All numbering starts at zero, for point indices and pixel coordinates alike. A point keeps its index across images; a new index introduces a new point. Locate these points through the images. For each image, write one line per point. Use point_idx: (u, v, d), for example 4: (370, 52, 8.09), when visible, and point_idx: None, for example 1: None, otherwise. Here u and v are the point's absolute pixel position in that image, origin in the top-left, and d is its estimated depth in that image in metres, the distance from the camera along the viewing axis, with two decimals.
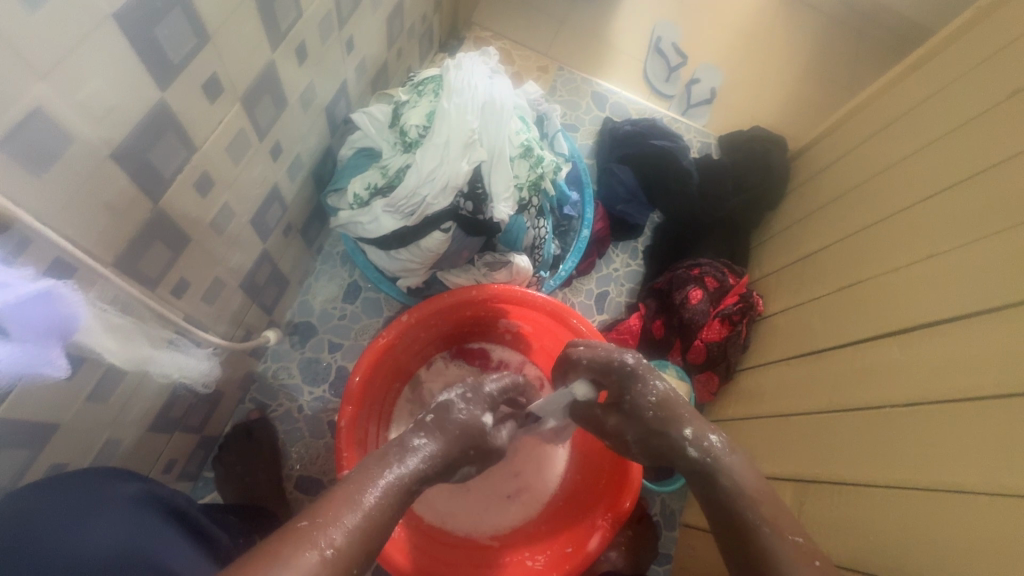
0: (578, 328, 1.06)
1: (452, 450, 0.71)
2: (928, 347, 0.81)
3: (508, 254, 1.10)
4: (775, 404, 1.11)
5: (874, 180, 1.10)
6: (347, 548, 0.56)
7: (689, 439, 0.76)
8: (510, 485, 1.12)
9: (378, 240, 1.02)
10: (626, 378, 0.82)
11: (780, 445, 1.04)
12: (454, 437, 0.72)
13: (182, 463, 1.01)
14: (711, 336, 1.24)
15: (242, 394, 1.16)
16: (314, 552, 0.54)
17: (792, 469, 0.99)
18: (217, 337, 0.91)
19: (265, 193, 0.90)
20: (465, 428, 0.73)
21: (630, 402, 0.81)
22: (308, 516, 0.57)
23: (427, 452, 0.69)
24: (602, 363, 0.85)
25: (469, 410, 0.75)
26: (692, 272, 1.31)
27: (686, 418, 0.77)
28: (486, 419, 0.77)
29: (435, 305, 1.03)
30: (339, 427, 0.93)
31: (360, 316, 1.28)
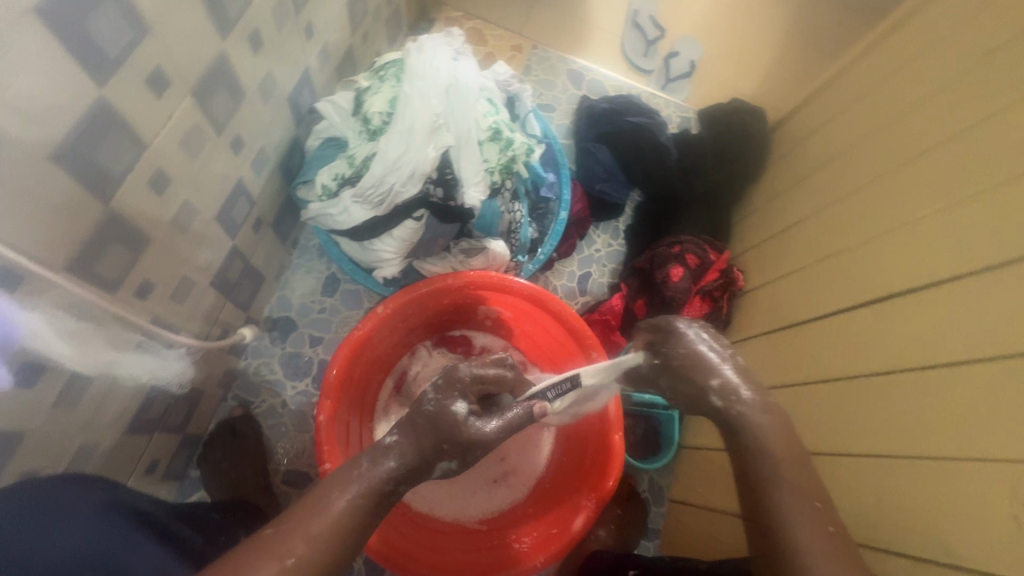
0: (557, 312, 1.07)
1: (421, 445, 0.67)
2: (900, 317, 0.81)
3: (484, 240, 1.09)
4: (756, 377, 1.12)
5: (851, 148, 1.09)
6: (312, 555, 0.57)
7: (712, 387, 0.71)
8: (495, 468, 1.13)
9: (350, 232, 1.01)
10: (667, 333, 0.76)
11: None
12: (421, 430, 0.68)
13: (166, 463, 1.01)
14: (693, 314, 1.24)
15: (224, 392, 1.15)
16: (274, 562, 0.56)
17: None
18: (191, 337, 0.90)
19: (229, 190, 0.89)
20: (433, 419, 0.69)
21: (665, 355, 0.75)
22: (275, 524, 0.59)
23: (393, 448, 0.66)
24: (649, 321, 0.80)
25: (440, 402, 0.71)
26: (674, 250, 1.31)
27: (717, 369, 0.71)
28: (458, 406, 0.70)
29: (411, 293, 1.02)
30: (319, 422, 0.92)
31: (340, 308, 1.27)
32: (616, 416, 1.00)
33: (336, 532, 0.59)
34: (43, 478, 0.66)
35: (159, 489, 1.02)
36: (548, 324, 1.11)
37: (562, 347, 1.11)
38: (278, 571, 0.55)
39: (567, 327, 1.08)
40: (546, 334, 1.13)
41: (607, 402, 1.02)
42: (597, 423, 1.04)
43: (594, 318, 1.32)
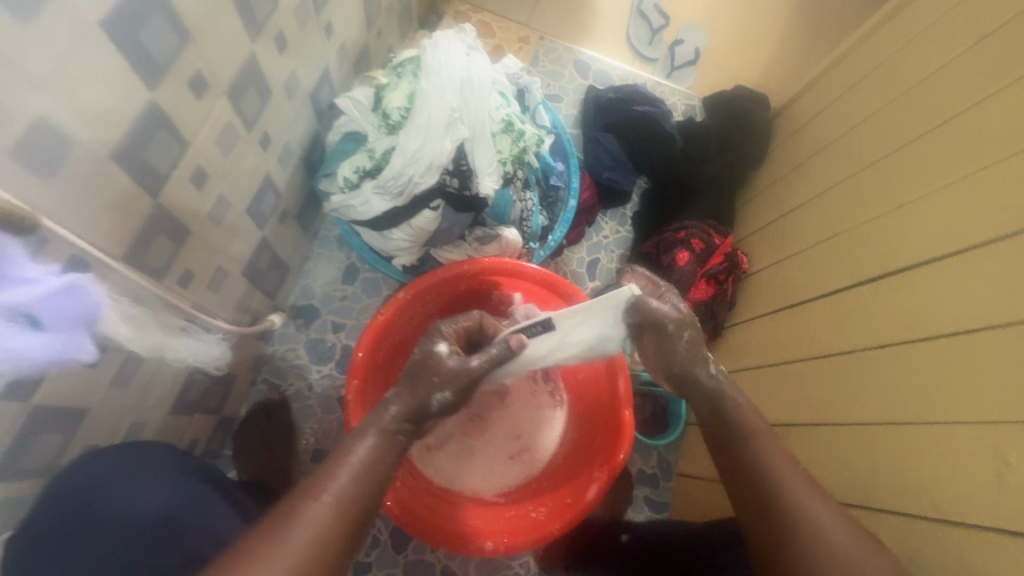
0: (568, 296, 1.11)
1: (419, 392, 0.75)
2: (896, 295, 0.86)
3: (496, 228, 1.14)
4: (759, 356, 1.17)
5: (854, 131, 1.12)
6: (347, 493, 0.64)
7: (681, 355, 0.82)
8: (510, 445, 1.19)
9: (371, 222, 1.06)
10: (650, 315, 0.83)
11: (764, 394, 1.11)
12: (416, 377, 0.76)
13: (203, 442, 1.07)
14: (698, 296, 1.29)
15: (254, 376, 1.21)
16: (313, 504, 0.61)
17: (774, 416, 1.06)
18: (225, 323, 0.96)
19: (258, 184, 0.94)
20: (420, 363, 0.77)
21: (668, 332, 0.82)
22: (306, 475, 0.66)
23: (396, 399, 0.74)
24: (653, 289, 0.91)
25: (426, 351, 0.79)
26: (680, 235, 1.36)
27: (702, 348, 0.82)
28: (440, 348, 0.79)
29: (430, 280, 1.07)
30: (347, 401, 0.98)
31: (360, 296, 1.32)
32: (625, 394, 1.05)
33: (362, 473, 0.66)
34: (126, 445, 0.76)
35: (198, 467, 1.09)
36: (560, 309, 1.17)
37: None
38: (314, 510, 0.60)
39: None
40: None
41: (617, 381, 1.07)
42: (608, 402, 1.10)
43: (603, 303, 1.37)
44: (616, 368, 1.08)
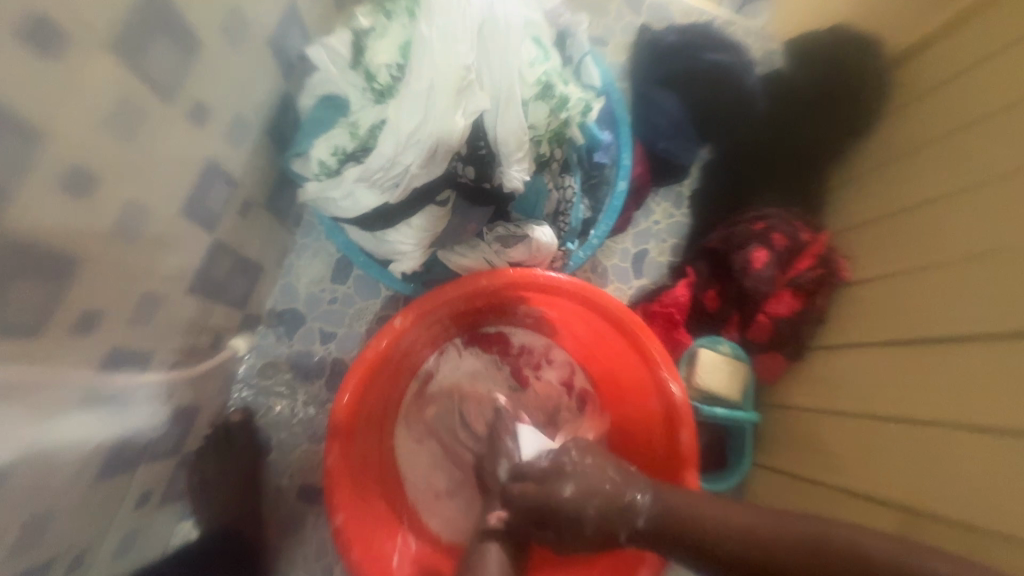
0: (610, 311, 0.86)
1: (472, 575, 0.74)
2: (1015, 370, 0.65)
3: (526, 226, 0.86)
4: (841, 399, 0.92)
5: (937, 136, 0.87)
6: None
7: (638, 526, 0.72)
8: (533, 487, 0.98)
9: (359, 220, 0.80)
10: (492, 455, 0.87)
11: (846, 455, 0.88)
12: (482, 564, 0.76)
13: (163, 488, 0.88)
14: (778, 310, 1.00)
15: (226, 397, 1.00)
16: None
17: (864, 487, 0.83)
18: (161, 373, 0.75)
19: (194, 177, 0.67)
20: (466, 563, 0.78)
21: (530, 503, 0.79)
22: None
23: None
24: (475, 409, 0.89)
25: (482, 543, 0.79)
26: (757, 227, 1.06)
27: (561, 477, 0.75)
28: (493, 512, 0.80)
29: (436, 299, 0.83)
30: (328, 462, 0.78)
31: (353, 298, 1.07)
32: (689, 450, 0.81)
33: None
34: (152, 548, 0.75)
35: (161, 513, 0.91)
36: (605, 330, 0.91)
37: (621, 356, 0.91)
38: None
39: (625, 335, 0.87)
40: (600, 341, 0.93)
41: (680, 432, 0.83)
42: (664, 454, 0.86)
43: (653, 310, 1.10)
44: (679, 415, 0.83)
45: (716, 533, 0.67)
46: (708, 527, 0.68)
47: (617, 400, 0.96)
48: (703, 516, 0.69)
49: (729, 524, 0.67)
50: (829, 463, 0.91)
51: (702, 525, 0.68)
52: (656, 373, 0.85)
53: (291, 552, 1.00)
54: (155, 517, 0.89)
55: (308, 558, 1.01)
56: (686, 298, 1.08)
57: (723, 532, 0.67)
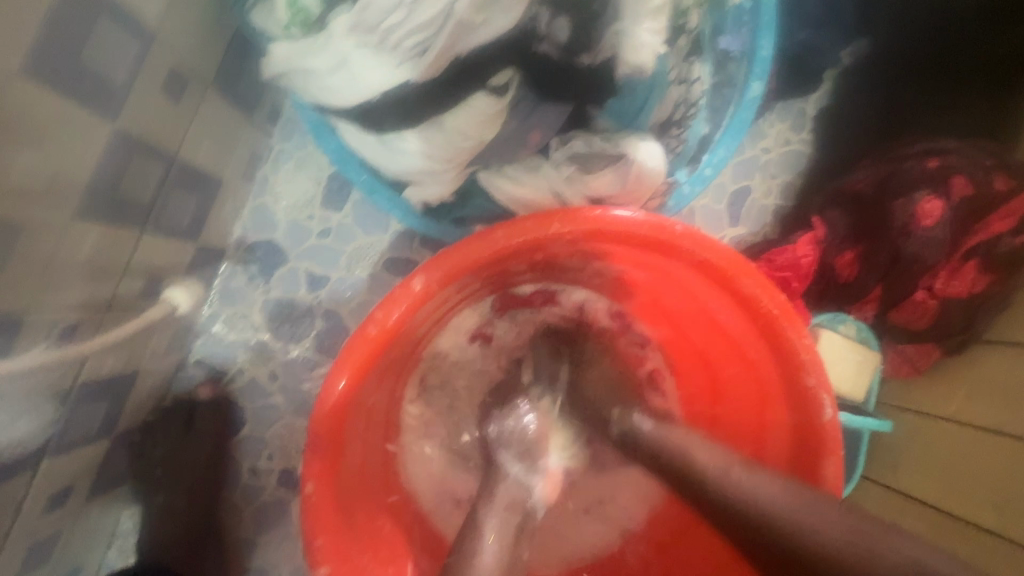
0: (747, 293, 0.55)
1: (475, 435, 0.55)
2: None
3: (621, 143, 0.57)
4: (1003, 417, 0.66)
5: None
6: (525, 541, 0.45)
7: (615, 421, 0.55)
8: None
9: (355, 118, 0.52)
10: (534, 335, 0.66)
11: (1003, 498, 0.64)
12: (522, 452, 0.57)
13: (89, 480, 0.63)
14: (953, 291, 0.72)
15: (181, 356, 0.74)
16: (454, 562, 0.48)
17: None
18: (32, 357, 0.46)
19: (45, 11, 0.39)
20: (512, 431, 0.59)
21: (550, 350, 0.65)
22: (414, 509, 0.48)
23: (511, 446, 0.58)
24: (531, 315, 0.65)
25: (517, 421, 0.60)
26: (932, 165, 0.73)
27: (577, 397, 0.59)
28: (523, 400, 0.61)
29: (477, 251, 0.51)
30: (304, 498, 0.50)
31: (351, 230, 0.76)
32: (836, 493, 0.54)
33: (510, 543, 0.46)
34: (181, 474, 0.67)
35: (93, 508, 0.66)
36: (717, 309, 0.60)
37: (735, 348, 0.61)
38: None
39: (758, 325, 0.57)
40: (712, 326, 0.63)
41: (820, 462, 0.55)
42: None
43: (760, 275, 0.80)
44: (819, 440, 0.55)
45: (745, 495, 0.43)
46: (695, 465, 0.47)
47: (712, 403, 0.67)
48: (716, 475, 0.45)
49: (767, 504, 0.42)
50: (995, 513, 0.64)
51: (688, 462, 0.47)
52: (795, 378, 0.56)
53: (277, 558, 0.75)
54: (79, 517, 0.64)
55: (299, 565, 0.75)
56: (812, 260, 0.78)
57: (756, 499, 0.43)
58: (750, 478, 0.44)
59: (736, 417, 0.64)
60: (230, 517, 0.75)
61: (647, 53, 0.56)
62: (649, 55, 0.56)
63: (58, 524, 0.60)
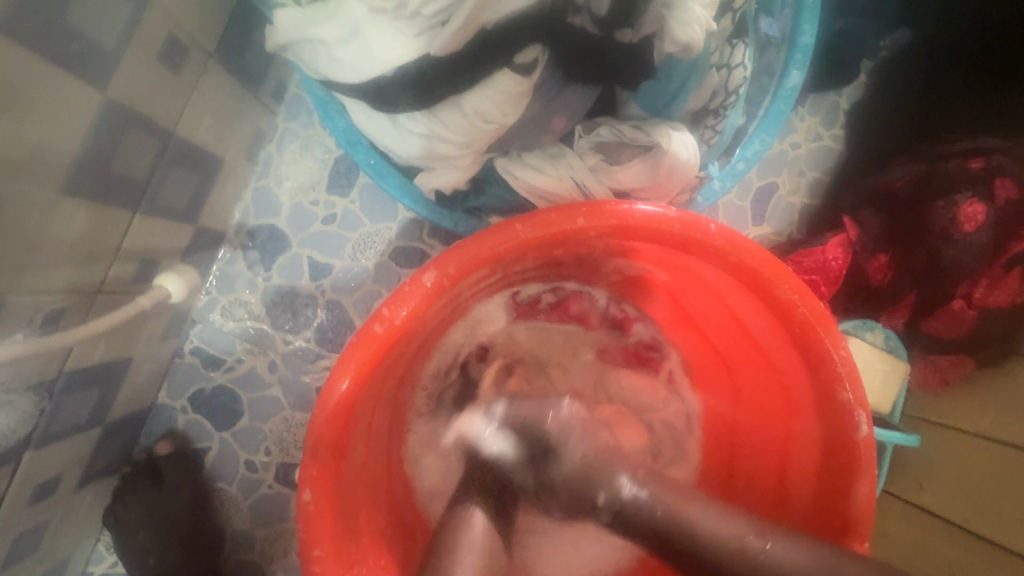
0: (781, 301, 0.51)
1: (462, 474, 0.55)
2: None
3: (652, 132, 0.53)
4: None
5: None
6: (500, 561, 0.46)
7: (600, 489, 0.49)
8: None
9: (365, 95, 0.48)
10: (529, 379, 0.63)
11: None
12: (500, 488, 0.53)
13: (78, 472, 0.61)
14: (995, 299, 0.68)
15: (177, 343, 0.71)
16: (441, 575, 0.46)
17: None
18: (11, 349, 0.43)
19: None
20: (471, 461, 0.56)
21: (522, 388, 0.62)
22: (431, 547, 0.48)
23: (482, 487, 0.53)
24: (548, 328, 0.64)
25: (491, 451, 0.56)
26: (975, 166, 0.69)
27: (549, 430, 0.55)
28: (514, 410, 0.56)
29: (493, 245, 0.47)
30: (301, 503, 0.46)
31: (356, 216, 0.72)
32: (868, 515, 0.50)
33: None
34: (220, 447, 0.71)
35: (82, 498, 0.64)
36: (745, 314, 0.56)
37: (763, 356, 0.57)
38: None
39: (790, 336, 0.53)
40: (738, 333, 0.59)
41: (852, 482, 0.51)
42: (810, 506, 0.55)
43: None
44: (851, 456, 0.51)
45: (772, 571, 0.42)
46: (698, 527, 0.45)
47: (734, 412, 0.64)
48: (729, 543, 0.44)
49: (790, 575, 0.42)
50: None
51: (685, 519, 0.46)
52: (829, 392, 0.52)
53: (273, 554, 0.73)
54: (68, 509, 0.62)
55: (294, 563, 0.73)
56: (842, 263, 0.74)
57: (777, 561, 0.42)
58: (776, 546, 0.43)
59: (757, 430, 0.61)
60: (224, 512, 0.72)
61: (697, 30, 0.50)
62: (698, 32, 0.51)
63: (44, 516, 0.58)
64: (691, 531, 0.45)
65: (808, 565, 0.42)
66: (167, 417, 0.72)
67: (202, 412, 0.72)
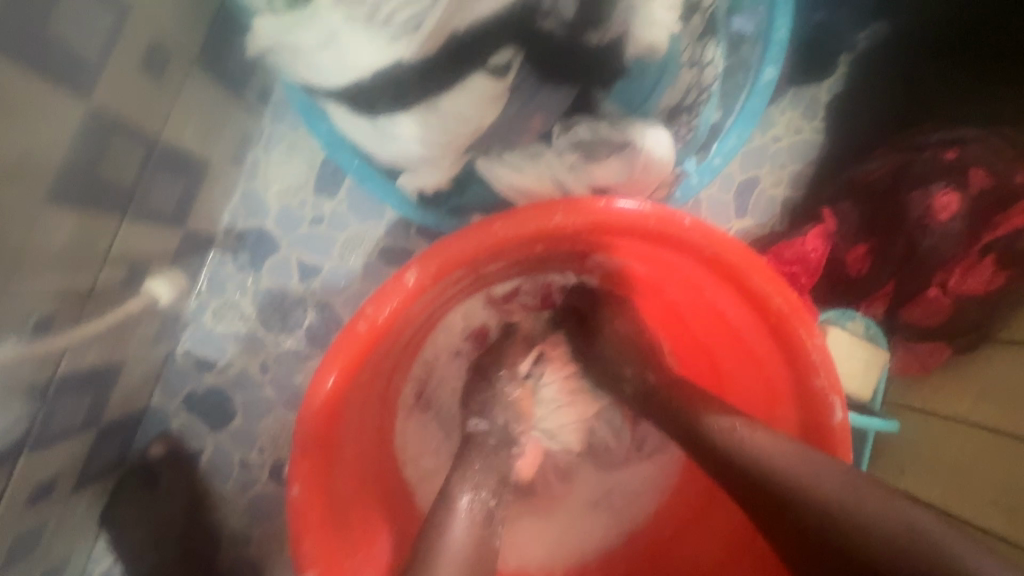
0: (759, 294, 0.53)
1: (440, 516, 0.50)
2: None
3: (628, 130, 0.55)
4: (1014, 419, 0.65)
5: None
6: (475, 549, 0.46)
7: (629, 383, 0.57)
8: (587, 485, 0.70)
9: (345, 99, 0.49)
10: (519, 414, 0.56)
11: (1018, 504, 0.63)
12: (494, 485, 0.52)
13: (74, 475, 0.62)
14: (971, 287, 0.69)
15: (169, 346, 0.72)
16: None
17: None
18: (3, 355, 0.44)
19: None
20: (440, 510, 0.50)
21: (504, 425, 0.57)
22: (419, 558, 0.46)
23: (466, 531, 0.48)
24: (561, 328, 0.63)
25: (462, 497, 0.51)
26: (950, 157, 0.70)
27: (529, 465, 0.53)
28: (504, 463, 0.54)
29: (473, 243, 0.49)
30: (290, 499, 0.48)
31: (344, 218, 0.73)
32: None
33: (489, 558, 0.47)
34: (222, 439, 0.74)
35: (79, 501, 0.65)
36: (724, 305, 0.58)
37: (742, 345, 0.59)
38: None
39: (768, 327, 0.54)
40: (719, 321, 0.60)
41: None
42: None
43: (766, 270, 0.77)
44: (826, 442, 0.53)
45: (750, 454, 0.46)
46: (700, 423, 0.50)
47: None
48: (726, 433, 0.48)
49: (768, 460, 0.45)
50: (1003, 516, 0.63)
51: (694, 419, 0.50)
52: (803, 379, 0.54)
53: (269, 552, 0.74)
54: (66, 511, 0.63)
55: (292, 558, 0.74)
56: (820, 254, 0.75)
57: (765, 458, 0.45)
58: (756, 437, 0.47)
59: None
60: (221, 510, 0.73)
61: (659, 31, 0.53)
62: (661, 34, 0.53)
63: (42, 519, 0.59)
64: (696, 414, 0.50)
65: (789, 455, 0.45)
66: (161, 418, 0.73)
67: (196, 413, 0.73)
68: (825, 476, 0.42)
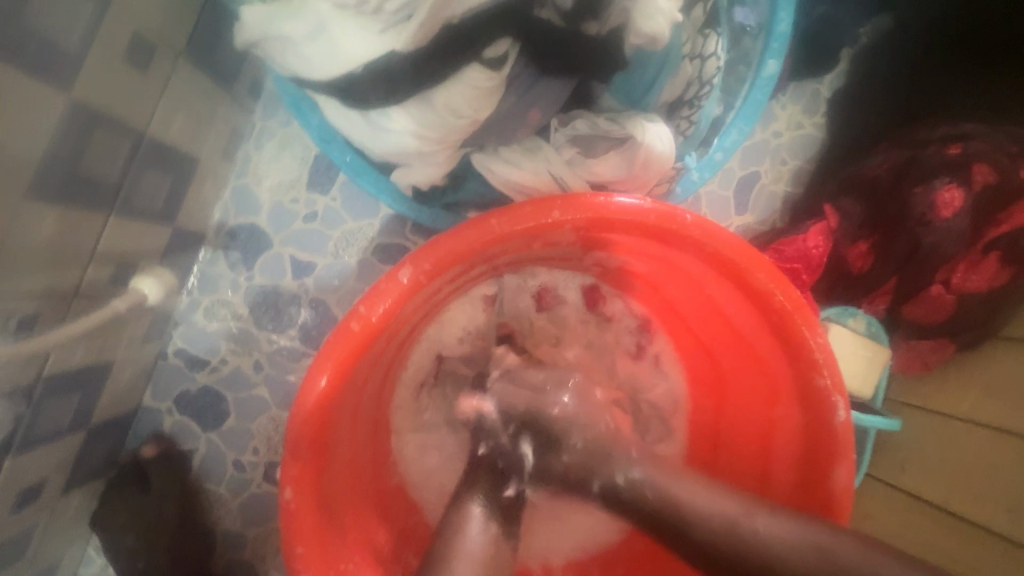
0: (761, 291, 0.52)
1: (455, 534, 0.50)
2: None
3: (627, 123, 0.53)
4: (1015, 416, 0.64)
5: None
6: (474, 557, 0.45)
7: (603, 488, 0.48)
8: None
9: (336, 92, 0.47)
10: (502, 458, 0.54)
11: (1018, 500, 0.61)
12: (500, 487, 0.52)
13: (63, 477, 0.61)
14: (973, 283, 0.69)
15: (160, 345, 0.70)
16: None
17: None
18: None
19: None
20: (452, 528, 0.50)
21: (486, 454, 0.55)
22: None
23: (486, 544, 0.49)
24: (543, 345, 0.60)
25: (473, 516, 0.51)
26: (955, 152, 0.69)
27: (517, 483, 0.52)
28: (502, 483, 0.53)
29: (467, 241, 0.47)
30: (283, 503, 0.47)
31: (338, 214, 0.72)
32: (846, 497, 0.51)
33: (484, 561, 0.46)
34: (215, 439, 0.72)
35: (69, 503, 0.64)
36: (725, 303, 0.57)
37: (744, 343, 0.58)
38: None
39: (770, 325, 0.53)
40: (720, 320, 0.59)
41: (833, 464, 0.52)
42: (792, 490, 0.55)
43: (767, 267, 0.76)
44: (830, 441, 0.52)
45: (761, 547, 0.41)
46: (686, 509, 0.45)
47: (715, 400, 0.64)
48: (723, 524, 0.43)
49: (776, 551, 0.41)
50: (1004, 514, 0.62)
51: (679, 503, 0.45)
52: (806, 378, 0.53)
53: (264, 553, 0.73)
54: (55, 514, 0.62)
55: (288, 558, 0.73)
56: (823, 252, 0.74)
57: (768, 540, 0.41)
58: (767, 526, 0.42)
59: (741, 416, 0.61)
60: (215, 510, 0.72)
61: (662, 21, 0.50)
62: (665, 23, 0.51)
63: (30, 522, 0.58)
64: (672, 499, 0.46)
65: (795, 536, 0.41)
66: (153, 419, 0.72)
67: (189, 414, 0.72)
68: (834, 553, 0.40)
